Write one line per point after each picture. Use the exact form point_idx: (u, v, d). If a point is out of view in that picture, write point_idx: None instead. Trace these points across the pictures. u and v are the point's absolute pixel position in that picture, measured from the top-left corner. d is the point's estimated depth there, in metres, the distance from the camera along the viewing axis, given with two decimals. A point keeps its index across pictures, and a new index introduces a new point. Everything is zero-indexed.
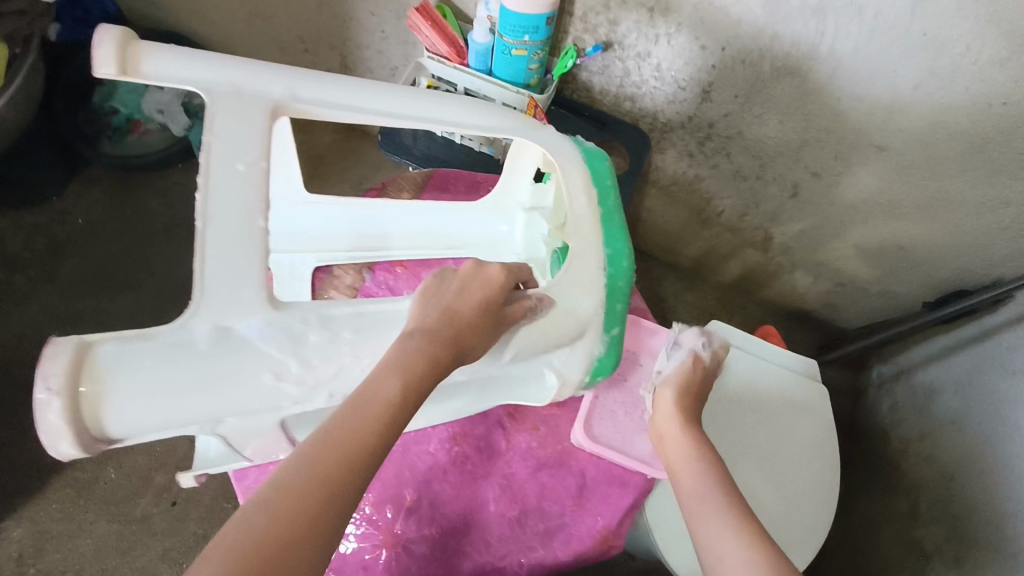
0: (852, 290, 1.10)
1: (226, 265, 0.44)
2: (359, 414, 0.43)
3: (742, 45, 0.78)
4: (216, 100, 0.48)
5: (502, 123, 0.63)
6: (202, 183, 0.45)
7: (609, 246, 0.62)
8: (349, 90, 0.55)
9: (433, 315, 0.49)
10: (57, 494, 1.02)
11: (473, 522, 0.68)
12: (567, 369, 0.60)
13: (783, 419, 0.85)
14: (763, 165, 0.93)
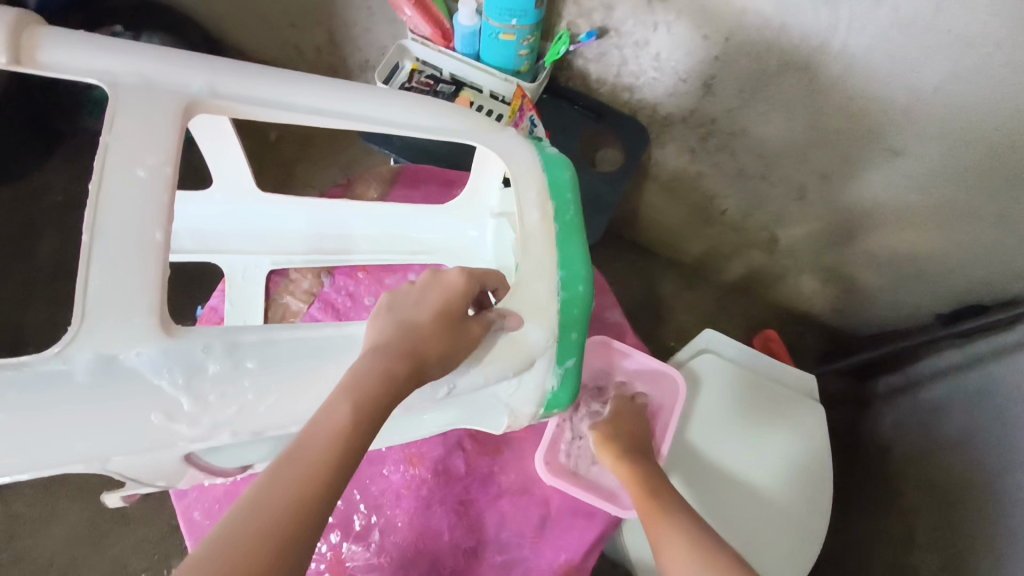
0: (861, 298, 1.04)
1: (110, 280, 0.39)
2: (310, 448, 0.38)
3: (747, 36, 0.71)
4: (124, 98, 0.44)
5: (454, 126, 0.58)
6: (96, 186, 0.41)
7: (564, 267, 0.56)
8: (282, 86, 0.51)
9: (386, 329, 0.44)
10: (29, 479, 1.00)
11: (428, 554, 0.66)
12: (517, 403, 0.56)
13: (772, 435, 0.80)
14: (769, 165, 0.86)
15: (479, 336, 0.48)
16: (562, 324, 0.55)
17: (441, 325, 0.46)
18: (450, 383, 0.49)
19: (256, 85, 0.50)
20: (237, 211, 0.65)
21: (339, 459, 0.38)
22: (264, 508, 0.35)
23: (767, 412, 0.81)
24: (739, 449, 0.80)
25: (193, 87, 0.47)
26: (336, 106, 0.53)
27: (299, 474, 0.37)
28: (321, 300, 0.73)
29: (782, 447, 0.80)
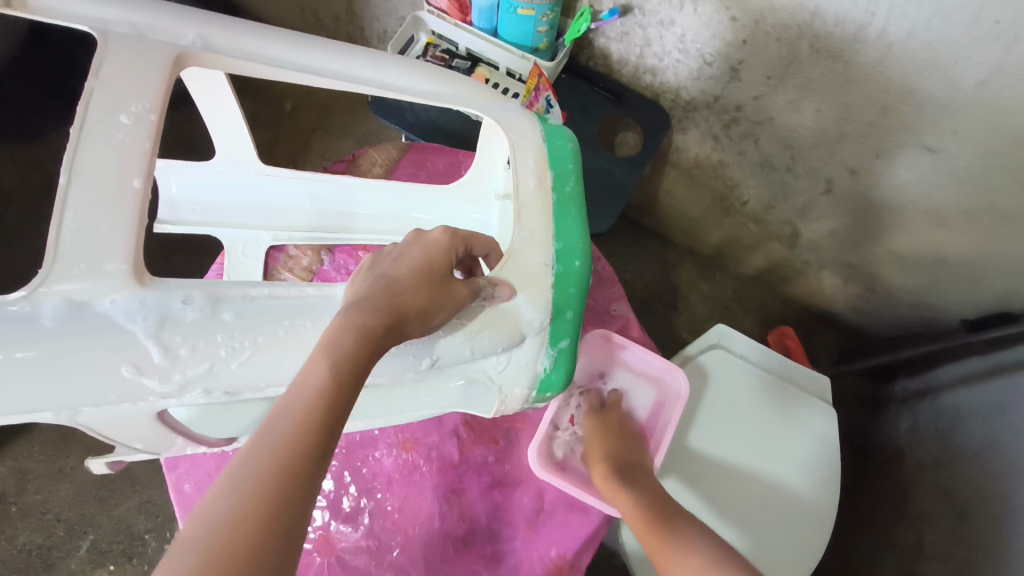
0: (884, 298, 1.00)
1: (87, 226, 0.38)
2: (291, 408, 0.36)
3: (779, 19, 0.67)
4: (111, 44, 0.43)
5: (454, 91, 0.56)
6: (75, 134, 0.40)
7: (560, 240, 0.54)
8: (279, 41, 0.50)
9: (362, 283, 0.43)
10: (39, 436, 1.02)
11: (420, 536, 0.66)
12: (506, 383, 0.52)
13: (782, 434, 0.78)
14: (795, 156, 0.83)
15: (463, 296, 0.46)
16: (556, 301, 0.52)
17: (421, 279, 0.44)
18: (436, 353, 0.47)
19: (250, 37, 0.49)
20: (237, 180, 0.64)
21: (322, 417, 0.37)
22: (251, 479, 0.34)
23: (777, 412, 0.78)
24: (744, 448, 0.77)
25: (184, 40, 0.46)
26: (332, 63, 0.51)
27: (282, 436, 0.35)
28: (320, 278, 0.72)
29: (789, 451, 0.78)
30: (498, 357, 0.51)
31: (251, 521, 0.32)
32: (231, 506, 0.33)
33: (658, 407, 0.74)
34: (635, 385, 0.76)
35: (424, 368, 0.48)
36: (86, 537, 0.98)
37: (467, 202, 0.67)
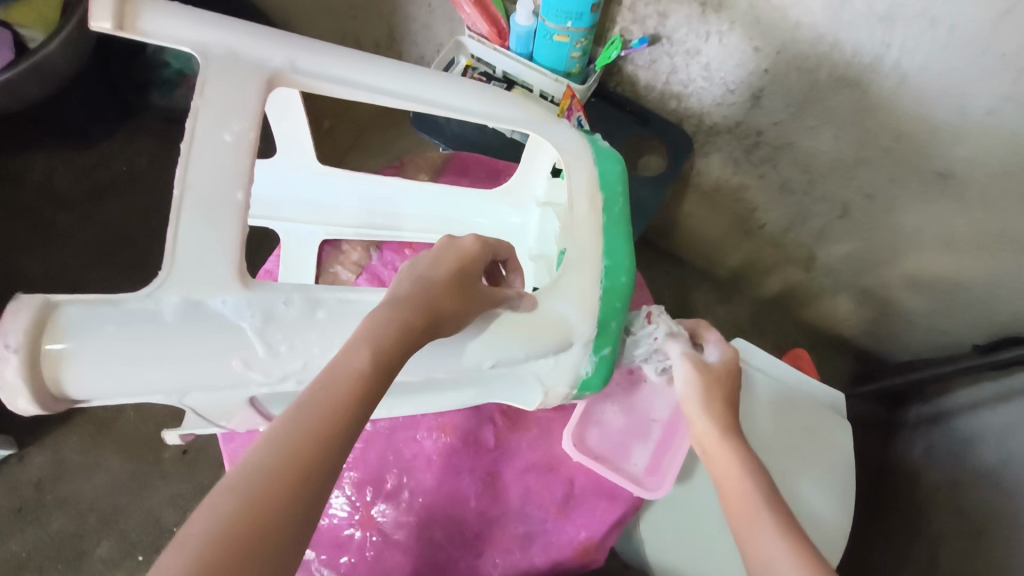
0: (898, 322, 1.02)
1: (199, 233, 0.42)
2: (332, 387, 0.37)
3: (799, 49, 0.72)
4: (212, 66, 0.46)
5: (510, 113, 0.61)
6: (185, 149, 0.44)
7: (608, 257, 0.56)
8: (358, 68, 0.54)
9: (404, 280, 0.43)
10: (77, 427, 1.07)
11: (434, 536, 0.57)
12: (553, 380, 0.55)
13: (800, 449, 0.80)
14: (813, 181, 0.87)
15: (490, 297, 0.48)
16: (603, 314, 0.55)
17: (457, 281, 0.46)
18: (495, 353, 0.48)
19: (333, 64, 0.53)
20: (299, 176, 0.70)
21: (361, 395, 0.38)
22: (289, 447, 0.34)
23: (792, 421, 0.82)
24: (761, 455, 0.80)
25: (273, 61, 0.49)
26: (407, 96, 0.56)
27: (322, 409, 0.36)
28: (368, 273, 0.74)
29: (806, 461, 0.80)
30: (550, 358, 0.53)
31: (283, 490, 0.33)
32: (268, 465, 0.34)
33: None
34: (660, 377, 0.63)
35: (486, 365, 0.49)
36: (116, 527, 1.02)
37: (508, 207, 0.71)
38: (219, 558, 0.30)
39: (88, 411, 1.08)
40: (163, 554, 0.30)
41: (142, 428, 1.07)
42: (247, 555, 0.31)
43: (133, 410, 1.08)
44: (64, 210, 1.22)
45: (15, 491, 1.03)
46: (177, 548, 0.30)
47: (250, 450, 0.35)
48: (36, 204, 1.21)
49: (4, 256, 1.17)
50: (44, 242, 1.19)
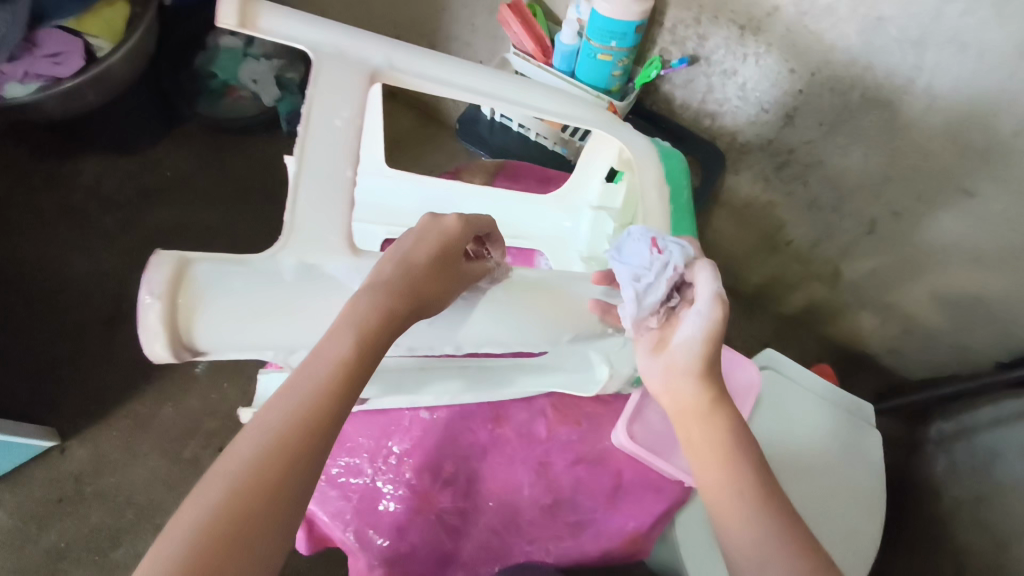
0: (920, 338, 1.05)
1: (312, 211, 0.45)
2: (311, 382, 0.40)
3: (834, 71, 0.76)
4: (321, 61, 0.50)
5: (582, 113, 0.63)
6: (300, 135, 0.47)
7: (676, 242, 0.59)
8: (445, 64, 0.57)
9: (386, 264, 0.43)
10: (118, 422, 1.11)
11: (488, 523, 0.59)
12: (618, 362, 0.59)
13: (830, 456, 0.82)
14: (841, 198, 0.90)
15: (472, 273, 0.48)
16: None
17: (440, 267, 0.46)
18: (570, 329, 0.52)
19: (425, 63, 0.56)
20: (365, 181, 0.75)
21: (338, 386, 0.40)
22: (277, 434, 0.38)
23: (813, 424, 0.84)
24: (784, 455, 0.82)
25: (373, 57, 0.52)
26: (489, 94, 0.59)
27: (298, 405, 0.39)
28: None
29: (837, 468, 0.82)
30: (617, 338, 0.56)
31: (267, 476, 0.36)
32: (249, 454, 0.37)
33: None
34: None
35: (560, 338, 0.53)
36: (152, 521, 1.05)
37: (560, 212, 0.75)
38: (212, 537, 0.34)
39: (129, 407, 1.12)
40: (160, 537, 0.34)
41: (181, 425, 1.11)
42: (227, 537, 0.34)
43: (173, 406, 1.12)
44: (109, 212, 1.27)
45: (56, 483, 1.06)
46: (172, 530, 0.34)
47: (238, 439, 0.38)
48: (83, 206, 1.27)
49: (52, 256, 1.22)
50: (88, 241, 1.23)
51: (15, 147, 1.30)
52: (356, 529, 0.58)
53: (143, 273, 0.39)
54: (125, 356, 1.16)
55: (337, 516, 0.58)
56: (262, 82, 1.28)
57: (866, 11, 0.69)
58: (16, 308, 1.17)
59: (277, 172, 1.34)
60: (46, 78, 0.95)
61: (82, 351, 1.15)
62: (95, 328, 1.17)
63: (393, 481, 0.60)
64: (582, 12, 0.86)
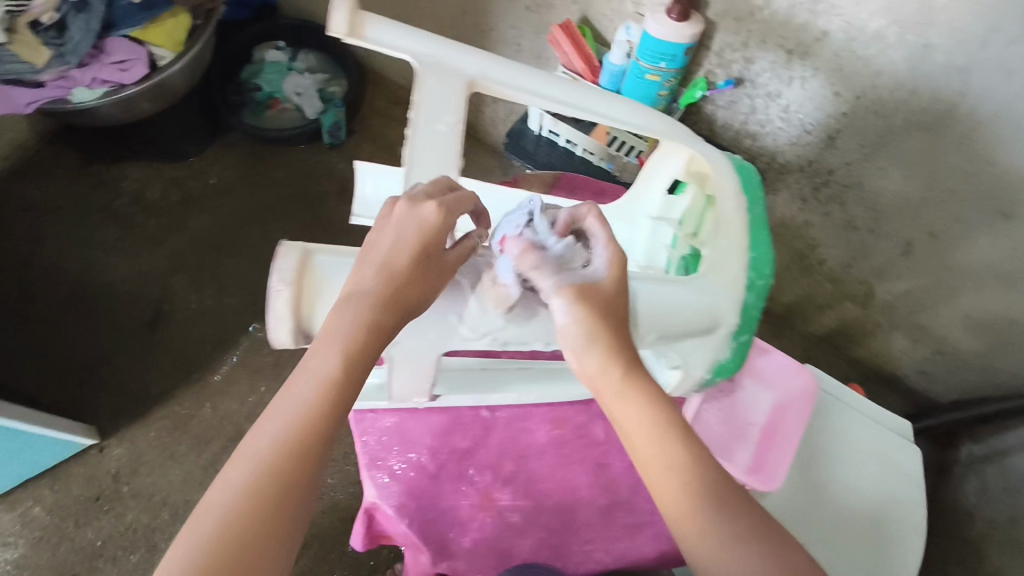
0: (952, 360, 1.06)
1: (422, 197, 0.53)
2: (296, 404, 0.41)
3: (879, 95, 0.78)
4: (422, 73, 0.53)
5: (662, 128, 0.61)
6: (411, 133, 0.53)
7: (753, 250, 0.57)
8: (530, 74, 0.57)
9: (370, 275, 0.44)
10: (156, 423, 1.13)
11: (549, 522, 0.61)
12: (690, 363, 0.56)
13: (873, 472, 0.82)
14: (878, 220, 0.92)
15: (456, 263, 0.49)
16: (747, 302, 0.56)
17: (424, 269, 0.46)
18: (659, 328, 0.51)
19: (513, 73, 0.56)
20: None
21: (323, 408, 0.41)
22: (266, 456, 0.40)
23: (859, 444, 0.84)
24: (829, 471, 0.82)
25: (468, 65, 0.54)
26: (568, 103, 0.59)
27: (283, 433, 0.40)
28: None
29: (880, 483, 0.82)
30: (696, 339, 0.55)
31: (261, 496, 0.39)
32: (243, 484, 0.39)
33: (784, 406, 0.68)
34: (753, 389, 0.69)
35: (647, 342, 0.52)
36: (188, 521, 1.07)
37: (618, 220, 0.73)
38: (214, 556, 0.37)
39: (168, 408, 1.14)
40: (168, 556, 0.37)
41: (219, 426, 1.14)
42: (230, 556, 0.37)
43: (211, 408, 1.15)
44: (153, 217, 1.31)
45: (94, 481, 1.08)
46: (178, 548, 0.37)
47: (229, 465, 0.40)
48: (129, 211, 1.31)
49: (98, 258, 1.26)
50: (135, 246, 1.28)
51: (68, 153, 1.36)
52: (417, 524, 0.59)
53: (274, 262, 0.46)
54: (165, 357, 1.19)
55: (399, 510, 0.59)
56: (305, 95, 1.34)
57: (915, 38, 0.71)
58: (62, 307, 1.21)
59: (315, 182, 1.37)
60: (110, 84, 0.99)
61: (126, 352, 1.19)
62: (139, 327, 1.21)
63: (455, 478, 0.61)
64: (632, 34, 0.89)
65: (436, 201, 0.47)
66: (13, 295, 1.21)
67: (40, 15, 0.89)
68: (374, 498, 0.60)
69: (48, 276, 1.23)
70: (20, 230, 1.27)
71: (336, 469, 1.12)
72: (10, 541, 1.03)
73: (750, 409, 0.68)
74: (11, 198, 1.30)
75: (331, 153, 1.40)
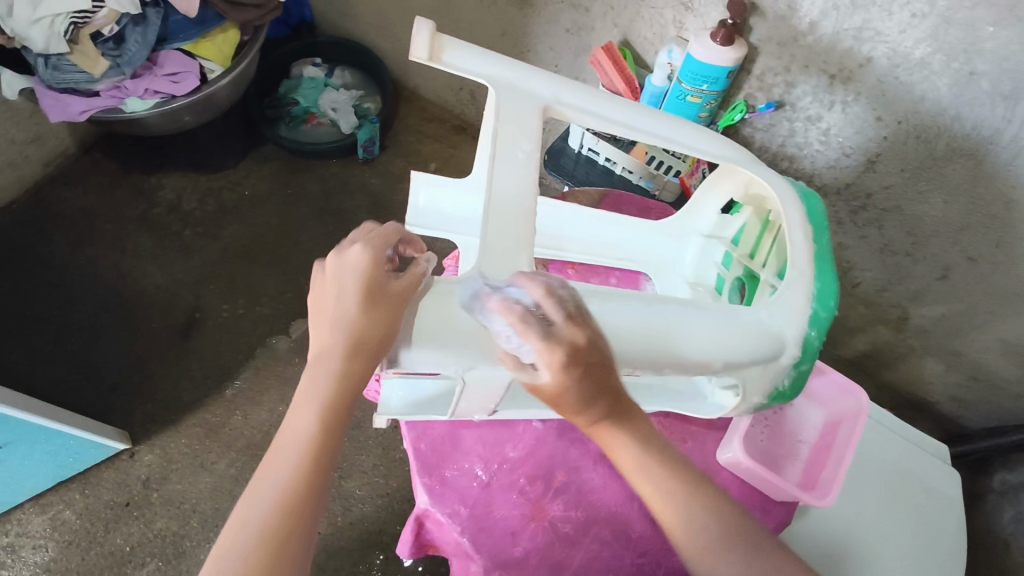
0: (987, 386, 1.05)
1: (502, 231, 0.50)
2: (284, 466, 0.45)
3: (921, 121, 0.78)
4: (501, 97, 0.56)
5: (725, 152, 0.62)
6: (491, 164, 0.53)
7: (818, 279, 0.57)
8: (596, 98, 0.60)
9: (328, 331, 0.46)
10: (187, 430, 1.14)
11: (601, 534, 0.61)
12: (750, 389, 0.58)
13: (916, 496, 0.81)
14: (916, 243, 0.92)
15: (406, 291, 0.46)
16: (808, 332, 0.56)
17: (385, 315, 0.45)
18: (723, 355, 0.52)
19: (584, 98, 0.59)
20: None
21: (312, 461, 0.45)
22: (264, 515, 0.43)
23: (902, 466, 0.83)
24: (875, 494, 0.80)
25: (544, 93, 0.57)
26: (629, 126, 0.60)
27: (277, 495, 0.43)
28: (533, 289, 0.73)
29: (922, 507, 0.81)
30: (760, 366, 0.55)
31: (269, 548, 0.42)
32: (249, 543, 0.41)
33: (834, 425, 0.69)
34: (802, 408, 0.71)
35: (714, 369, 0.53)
36: (217, 530, 1.07)
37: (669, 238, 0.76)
38: None
39: (198, 416, 1.15)
40: None
41: (250, 436, 1.14)
42: None
43: (241, 416, 1.15)
44: (188, 227, 1.33)
45: (124, 486, 1.09)
46: None
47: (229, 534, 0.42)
48: (164, 219, 1.33)
49: (133, 265, 1.28)
50: (169, 254, 1.30)
51: (107, 162, 1.38)
52: (470, 533, 0.60)
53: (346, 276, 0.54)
54: (197, 363, 1.20)
55: (453, 518, 0.60)
56: (341, 110, 1.37)
57: (960, 66, 0.71)
58: (97, 313, 1.22)
59: (348, 195, 1.39)
60: (163, 94, 1.04)
61: (158, 359, 1.20)
62: (171, 335, 1.22)
63: (509, 487, 0.62)
64: (674, 57, 0.90)
65: (360, 246, 0.47)
66: (50, 300, 1.23)
67: (102, 27, 0.95)
68: (426, 505, 0.61)
69: (82, 283, 1.25)
70: (58, 236, 1.29)
71: (365, 480, 1.12)
72: (41, 544, 1.04)
73: (801, 427, 0.70)
74: (51, 204, 1.33)
75: (363, 167, 1.42)
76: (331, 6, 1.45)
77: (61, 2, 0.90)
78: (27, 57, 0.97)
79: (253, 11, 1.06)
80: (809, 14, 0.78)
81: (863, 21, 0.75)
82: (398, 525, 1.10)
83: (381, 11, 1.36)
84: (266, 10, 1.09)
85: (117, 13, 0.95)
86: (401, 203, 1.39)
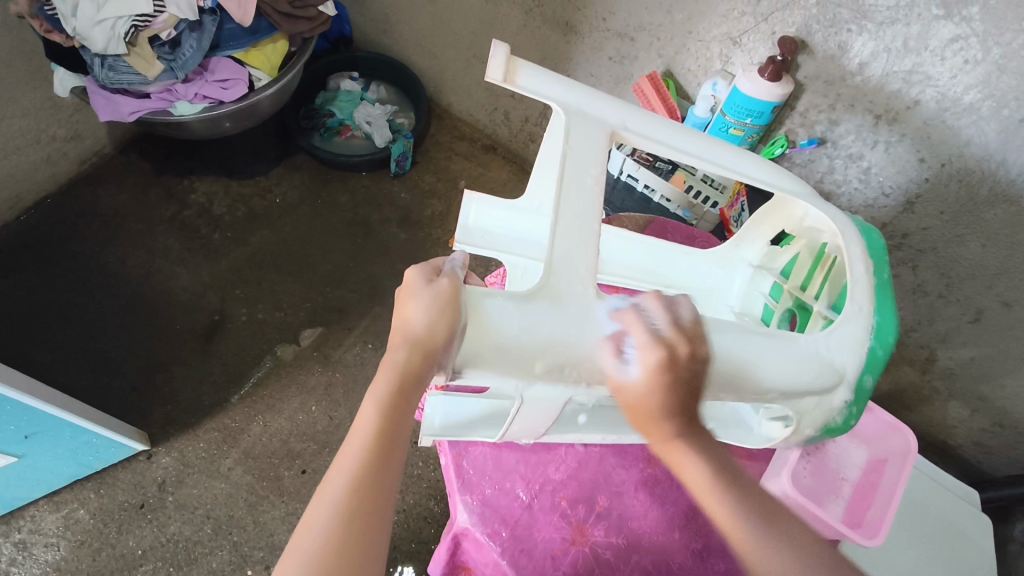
0: (1014, 433, 1.03)
1: (568, 254, 0.50)
2: (353, 457, 0.45)
3: (965, 165, 0.78)
4: (569, 119, 0.56)
5: (785, 183, 0.63)
6: (559, 185, 0.53)
7: (878, 313, 0.57)
8: (660, 126, 0.61)
9: (393, 339, 0.48)
10: (206, 434, 1.13)
11: (641, 562, 0.60)
12: (805, 420, 0.58)
13: (945, 543, 0.80)
14: (950, 285, 0.91)
15: (449, 287, 0.46)
16: (865, 367, 0.56)
17: (436, 311, 0.46)
18: (781, 386, 0.52)
19: (650, 126, 0.60)
20: None
21: (377, 452, 0.46)
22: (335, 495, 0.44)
23: (930, 510, 0.82)
24: (903, 538, 0.79)
25: (610, 117, 0.58)
26: (691, 153, 0.61)
27: (345, 481, 0.44)
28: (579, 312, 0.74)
29: (952, 556, 0.79)
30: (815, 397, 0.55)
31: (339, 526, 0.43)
32: (324, 521, 0.43)
33: (877, 463, 0.69)
34: (843, 446, 0.72)
35: (772, 399, 0.53)
36: (229, 538, 1.05)
37: (720, 268, 0.77)
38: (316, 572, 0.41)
39: (217, 420, 1.14)
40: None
41: (267, 442, 1.13)
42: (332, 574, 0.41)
43: (261, 424, 1.15)
44: (218, 230, 1.34)
45: (139, 488, 1.08)
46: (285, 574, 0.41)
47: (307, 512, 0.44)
48: (194, 222, 1.34)
49: (161, 266, 1.28)
50: (196, 257, 1.30)
51: (140, 163, 1.40)
52: (511, 552, 0.59)
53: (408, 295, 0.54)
54: (218, 367, 1.19)
55: (494, 536, 0.60)
56: (375, 124, 1.39)
57: (1010, 113, 0.72)
58: (122, 312, 1.22)
59: (375, 208, 1.40)
60: (211, 100, 1.07)
61: (179, 361, 1.19)
62: (194, 337, 1.22)
63: (551, 509, 0.62)
64: (717, 90, 0.92)
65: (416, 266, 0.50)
66: (76, 296, 1.23)
67: (160, 31, 0.98)
68: (466, 523, 0.61)
69: (109, 281, 1.25)
70: (88, 233, 1.30)
71: None
72: (53, 542, 1.03)
73: (842, 464, 0.70)
74: (84, 201, 1.34)
75: (393, 182, 1.43)
76: (373, 23, 1.48)
77: (124, 5, 0.94)
78: (84, 56, 1.00)
79: (304, 23, 1.09)
80: (859, 54, 0.79)
81: (913, 65, 0.76)
82: (411, 544, 1.08)
83: (422, 30, 1.39)
84: (316, 23, 1.12)
85: (177, 18, 0.98)
86: (429, 218, 1.40)
